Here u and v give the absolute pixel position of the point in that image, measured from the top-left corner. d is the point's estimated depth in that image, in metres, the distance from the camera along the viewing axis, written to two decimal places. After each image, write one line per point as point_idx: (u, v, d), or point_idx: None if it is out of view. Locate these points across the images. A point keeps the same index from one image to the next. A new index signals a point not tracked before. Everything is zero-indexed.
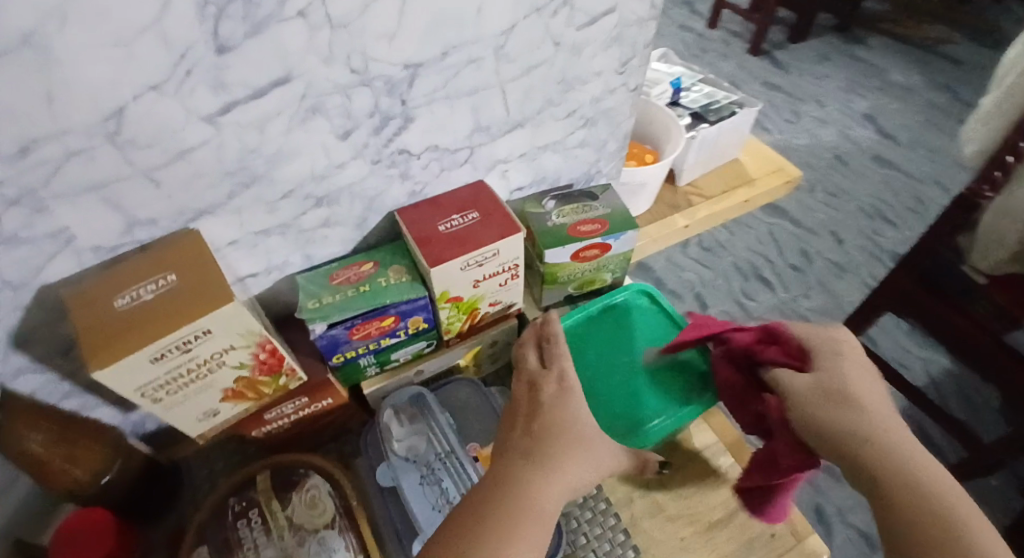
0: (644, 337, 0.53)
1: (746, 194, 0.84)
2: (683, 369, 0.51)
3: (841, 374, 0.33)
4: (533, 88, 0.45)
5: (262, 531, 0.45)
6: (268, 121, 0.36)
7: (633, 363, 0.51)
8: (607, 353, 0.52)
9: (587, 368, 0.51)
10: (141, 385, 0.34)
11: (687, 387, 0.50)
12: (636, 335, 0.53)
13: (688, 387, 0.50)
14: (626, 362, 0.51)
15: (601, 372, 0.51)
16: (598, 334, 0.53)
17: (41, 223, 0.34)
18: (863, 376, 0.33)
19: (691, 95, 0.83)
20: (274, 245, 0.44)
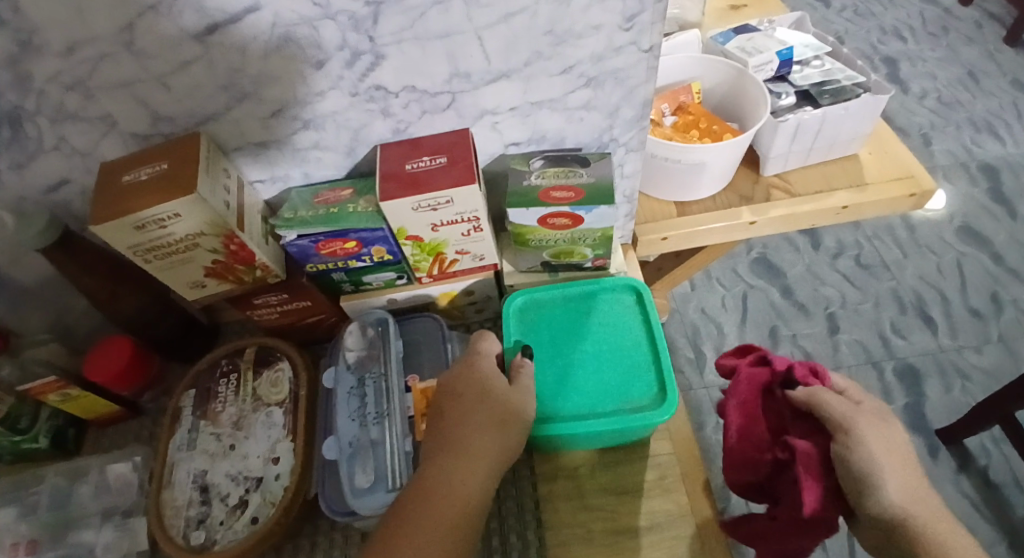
0: (606, 335, 0.55)
1: (847, 198, 0.69)
2: (625, 380, 0.52)
3: (885, 444, 0.41)
4: (515, 38, 0.43)
5: (233, 391, 0.55)
6: (248, 44, 0.41)
7: (579, 357, 0.54)
8: (561, 338, 0.55)
9: (534, 343, 0.55)
10: (131, 244, 0.44)
11: (619, 398, 0.51)
12: (598, 332, 0.55)
13: (625, 397, 0.51)
14: (574, 353, 0.54)
15: (545, 353, 0.54)
16: (561, 317, 0.56)
17: (91, 107, 0.44)
18: (892, 438, 0.42)
19: (806, 71, 0.72)
20: (274, 158, 0.51)
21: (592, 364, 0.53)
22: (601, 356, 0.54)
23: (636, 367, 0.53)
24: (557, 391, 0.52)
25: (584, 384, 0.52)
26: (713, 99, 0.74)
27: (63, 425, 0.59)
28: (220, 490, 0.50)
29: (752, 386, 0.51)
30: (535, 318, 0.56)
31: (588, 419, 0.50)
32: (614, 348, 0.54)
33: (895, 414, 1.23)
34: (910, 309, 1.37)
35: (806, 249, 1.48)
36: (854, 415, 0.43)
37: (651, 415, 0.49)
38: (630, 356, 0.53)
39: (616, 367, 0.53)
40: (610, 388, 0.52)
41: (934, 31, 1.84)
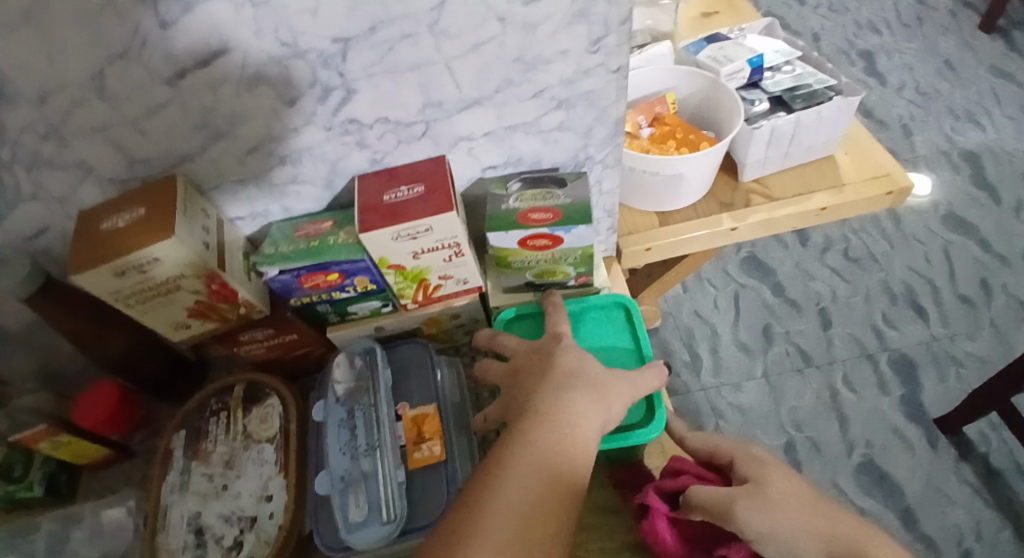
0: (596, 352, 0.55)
1: (825, 199, 0.70)
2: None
3: (768, 506, 0.41)
4: (485, 65, 0.44)
5: (224, 429, 0.54)
6: (219, 84, 0.41)
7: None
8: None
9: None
10: (113, 290, 0.44)
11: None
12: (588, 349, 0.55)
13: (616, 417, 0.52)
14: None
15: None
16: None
17: (67, 153, 0.44)
18: (773, 487, 0.42)
19: (777, 77, 0.72)
20: (252, 195, 0.51)
21: None
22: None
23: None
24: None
25: None
26: (689, 109, 0.75)
27: (55, 471, 0.59)
28: (214, 532, 0.49)
29: (660, 534, 0.46)
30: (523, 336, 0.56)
31: None
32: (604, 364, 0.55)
33: (893, 406, 1.24)
34: (900, 301, 1.38)
35: (795, 246, 1.50)
36: (732, 497, 0.42)
37: (639, 435, 0.51)
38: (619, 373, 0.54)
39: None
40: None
41: (909, 24, 1.87)
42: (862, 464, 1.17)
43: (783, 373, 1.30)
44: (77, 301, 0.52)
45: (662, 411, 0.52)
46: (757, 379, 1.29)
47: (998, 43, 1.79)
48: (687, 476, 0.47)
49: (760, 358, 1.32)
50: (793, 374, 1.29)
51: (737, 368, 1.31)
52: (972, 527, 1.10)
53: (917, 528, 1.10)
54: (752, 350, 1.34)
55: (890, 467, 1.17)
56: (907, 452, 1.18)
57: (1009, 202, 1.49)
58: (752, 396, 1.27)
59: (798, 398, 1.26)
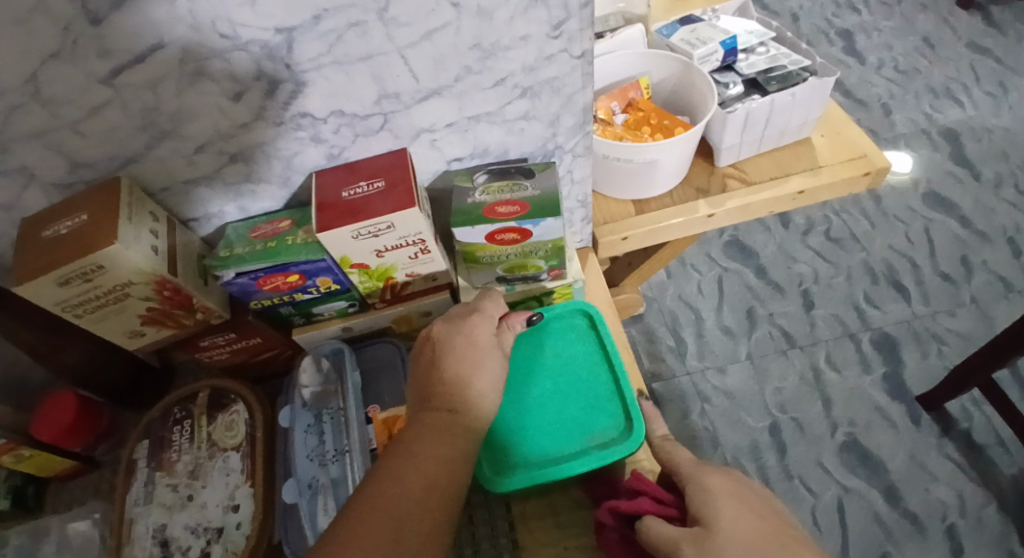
0: (563, 365, 0.54)
1: (801, 182, 0.69)
2: (589, 416, 0.51)
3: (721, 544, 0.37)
4: (441, 54, 0.41)
5: (188, 438, 0.53)
6: (159, 82, 0.39)
7: (540, 395, 0.52)
8: (517, 377, 0.53)
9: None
10: (57, 301, 0.42)
11: (585, 436, 0.50)
12: (555, 364, 0.54)
13: (589, 435, 0.50)
14: (533, 392, 0.52)
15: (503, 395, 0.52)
16: (516, 355, 0.55)
17: (7, 160, 0.42)
18: (730, 518, 0.38)
19: (751, 59, 0.71)
20: (205, 195, 0.49)
21: (552, 400, 0.52)
22: (561, 389, 0.53)
23: (597, 397, 0.52)
24: (518, 436, 0.50)
25: (546, 425, 0.51)
26: (663, 93, 0.73)
27: (20, 484, 0.56)
28: (180, 544, 0.48)
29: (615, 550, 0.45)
30: None
31: (554, 463, 0.48)
32: (573, 378, 0.53)
33: (875, 385, 1.25)
34: (882, 280, 1.38)
35: (778, 228, 1.49)
36: (677, 540, 0.38)
37: (612, 451, 0.48)
38: (591, 386, 0.53)
39: (576, 401, 0.52)
40: (575, 425, 0.50)
41: (888, 1, 1.86)
42: (845, 443, 1.18)
43: (768, 355, 1.30)
44: (36, 314, 0.50)
45: (639, 415, 0.50)
46: (742, 362, 1.30)
47: (976, 19, 1.79)
48: (644, 501, 0.44)
49: (744, 342, 1.32)
50: (777, 356, 1.30)
51: (722, 352, 1.31)
52: (954, 503, 1.11)
53: (900, 505, 1.12)
54: (736, 334, 1.34)
55: (874, 446, 1.18)
56: (891, 431, 1.19)
57: (989, 178, 1.50)
58: (737, 380, 1.27)
59: (783, 380, 1.27)
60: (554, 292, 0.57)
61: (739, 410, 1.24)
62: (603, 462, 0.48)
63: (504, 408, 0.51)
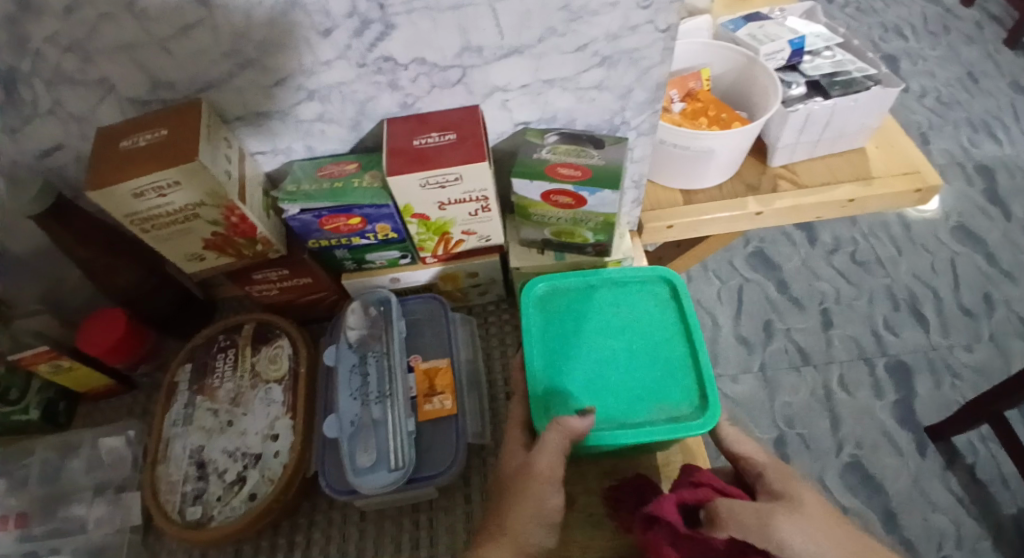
0: (640, 327, 0.54)
1: (852, 190, 0.69)
2: (661, 385, 0.50)
3: (816, 527, 0.38)
4: (530, 11, 0.42)
5: (231, 367, 0.54)
6: (252, 9, 0.39)
7: (610, 352, 0.52)
8: (595, 328, 0.53)
9: (563, 333, 0.53)
10: (128, 213, 0.43)
11: (654, 404, 0.49)
12: (631, 323, 0.54)
13: (659, 402, 0.49)
14: (607, 347, 0.52)
15: (579, 343, 0.53)
16: (593, 311, 0.54)
17: (91, 70, 0.43)
18: (819, 505, 0.41)
19: (817, 61, 0.71)
20: (276, 129, 0.50)
21: (624, 361, 0.51)
22: (639, 352, 0.52)
23: (671, 366, 0.51)
24: (586, 390, 0.50)
25: (615, 386, 0.50)
26: (722, 87, 0.73)
27: (53, 398, 0.58)
28: (217, 466, 0.49)
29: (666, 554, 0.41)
30: (559, 309, 0.55)
31: (618, 424, 0.48)
32: (646, 339, 0.53)
33: (885, 409, 1.25)
34: (902, 307, 1.38)
35: (803, 244, 1.48)
36: (770, 509, 0.39)
37: (685, 426, 0.47)
38: (665, 349, 0.52)
39: (651, 366, 0.51)
40: (645, 389, 0.50)
41: (936, 30, 1.82)
42: (849, 463, 1.19)
43: (780, 369, 1.30)
44: (93, 232, 0.51)
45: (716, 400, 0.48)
46: (754, 373, 1.30)
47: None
48: (708, 489, 0.43)
49: (758, 353, 1.32)
50: (789, 371, 1.30)
51: (734, 361, 1.32)
52: (952, 533, 1.11)
53: (897, 529, 1.12)
54: (751, 344, 1.34)
55: (876, 468, 1.18)
56: (896, 455, 1.19)
57: (1021, 218, 1.48)
58: (746, 389, 1.28)
59: (793, 394, 1.27)
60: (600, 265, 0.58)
61: (746, 419, 1.24)
62: (675, 435, 0.47)
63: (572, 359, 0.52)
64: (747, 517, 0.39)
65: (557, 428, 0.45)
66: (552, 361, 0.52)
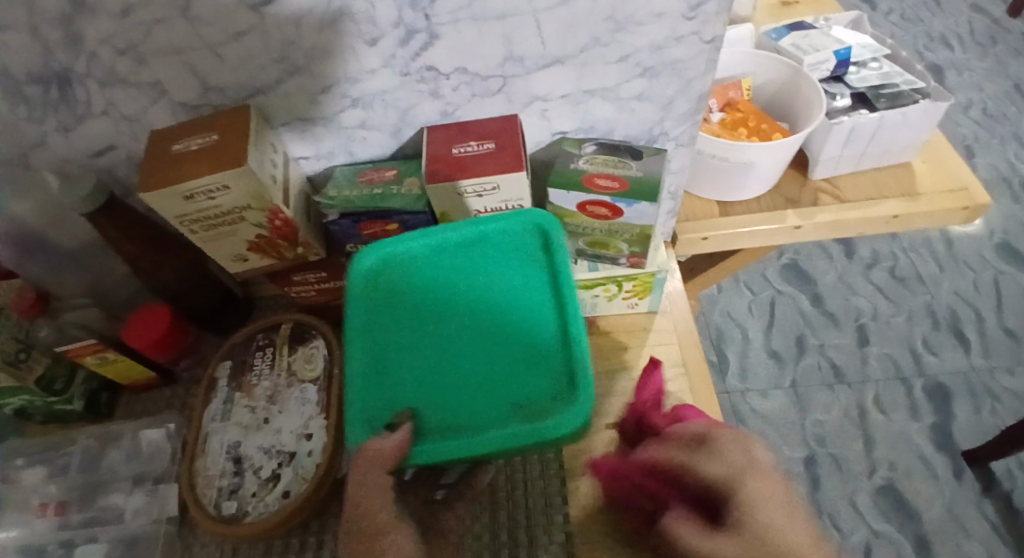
0: (467, 291, 0.48)
1: (898, 207, 0.67)
2: (508, 374, 0.44)
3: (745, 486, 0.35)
4: (574, 21, 0.42)
5: (269, 365, 0.56)
6: (302, 18, 0.40)
7: (449, 332, 0.46)
8: (434, 310, 0.47)
9: (393, 316, 0.47)
10: (178, 215, 0.44)
11: (507, 402, 0.43)
12: (460, 291, 0.48)
13: (519, 401, 0.43)
14: (434, 324, 0.47)
15: (424, 334, 0.46)
16: (435, 279, 0.48)
17: (144, 73, 0.44)
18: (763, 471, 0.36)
19: (863, 73, 0.69)
20: (320, 134, 0.51)
21: (461, 345, 0.46)
22: (476, 335, 0.46)
23: (528, 354, 0.45)
24: (417, 386, 0.44)
25: (461, 383, 0.44)
26: (764, 97, 0.72)
27: (96, 389, 0.60)
28: (252, 463, 0.51)
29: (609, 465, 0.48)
30: (387, 282, 0.48)
31: (466, 432, 0.41)
32: (493, 315, 0.47)
33: (921, 432, 1.20)
34: (942, 326, 1.32)
35: (840, 258, 1.44)
36: (712, 429, 0.39)
37: (545, 430, 0.41)
38: (521, 329, 0.46)
39: (511, 359, 0.45)
40: (497, 385, 0.43)
41: (984, 40, 1.75)
42: (882, 487, 1.15)
43: (813, 386, 1.26)
44: (142, 230, 0.53)
45: (586, 397, 0.41)
46: (784, 389, 1.26)
47: None
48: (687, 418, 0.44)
49: (789, 368, 1.29)
50: (822, 389, 1.26)
51: (764, 376, 1.28)
52: None
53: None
54: (783, 359, 1.30)
55: (911, 493, 1.14)
56: (931, 480, 1.15)
57: None
58: (777, 406, 1.25)
59: (826, 413, 1.23)
60: (635, 279, 0.56)
61: (775, 437, 1.21)
62: (536, 437, 0.41)
63: (389, 345, 0.46)
64: (720, 436, 0.38)
65: (364, 461, 0.38)
66: (387, 358, 0.46)
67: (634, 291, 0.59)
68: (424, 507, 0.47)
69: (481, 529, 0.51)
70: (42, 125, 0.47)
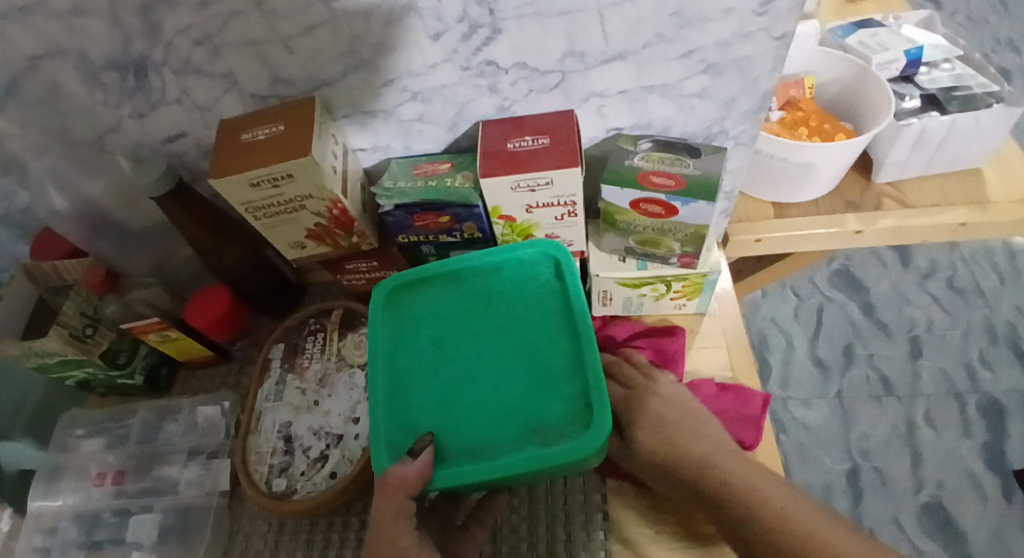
0: (489, 319, 0.50)
1: (966, 214, 0.63)
2: (528, 398, 0.46)
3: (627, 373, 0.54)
4: (639, 16, 0.41)
5: (320, 349, 0.58)
6: (370, 13, 0.41)
7: (470, 357, 0.49)
8: (446, 337, 0.50)
9: (408, 344, 0.51)
10: (243, 201, 0.46)
11: (526, 426, 0.45)
12: (477, 316, 0.51)
13: (535, 424, 0.45)
14: (455, 346, 0.50)
15: (434, 361, 0.49)
16: (452, 307, 0.52)
17: (217, 63, 0.46)
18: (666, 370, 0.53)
19: (935, 73, 0.66)
20: (378, 127, 0.52)
21: (483, 371, 0.48)
22: (496, 360, 0.48)
23: (546, 380, 0.47)
24: (441, 409, 0.47)
25: (479, 405, 0.46)
26: (827, 97, 0.69)
27: (156, 364, 0.64)
28: (302, 443, 0.52)
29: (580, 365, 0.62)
30: (408, 307, 0.52)
31: (482, 456, 0.44)
32: (512, 343, 0.49)
33: (972, 451, 1.14)
34: (1002, 342, 1.25)
35: (894, 266, 1.37)
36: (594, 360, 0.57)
37: (557, 456, 0.42)
38: (540, 354, 0.48)
39: (523, 380, 0.47)
40: (514, 410, 0.46)
41: None
42: (927, 506, 1.10)
43: (859, 399, 1.21)
44: (207, 214, 0.55)
45: (603, 416, 0.43)
46: (828, 399, 1.22)
47: None
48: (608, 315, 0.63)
49: (835, 379, 1.24)
50: (869, 401, 1.21)
51: (808, 384, 1.24)
52: None
53: None
54: (828, 369, 1.26)
55: (957, 515, 1.09)
56: (980, 502, 1.09)
57: None
58: (820, 416, 1.20)
59: (871, 426, 1.18)
60: (685, 279, 0.56)
61: (816, 448, 1.17)
62: (548, 461, 0.42)
63: (412, 366, 0.49)
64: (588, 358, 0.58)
65: (387, 488, 0.41)
66: (401, 387, 0.49)
67: (683, 291, 0.58)
68: (444, 533, 0.49)
69: (518, 522, 0.52)
70: (119, 110, 0.50)
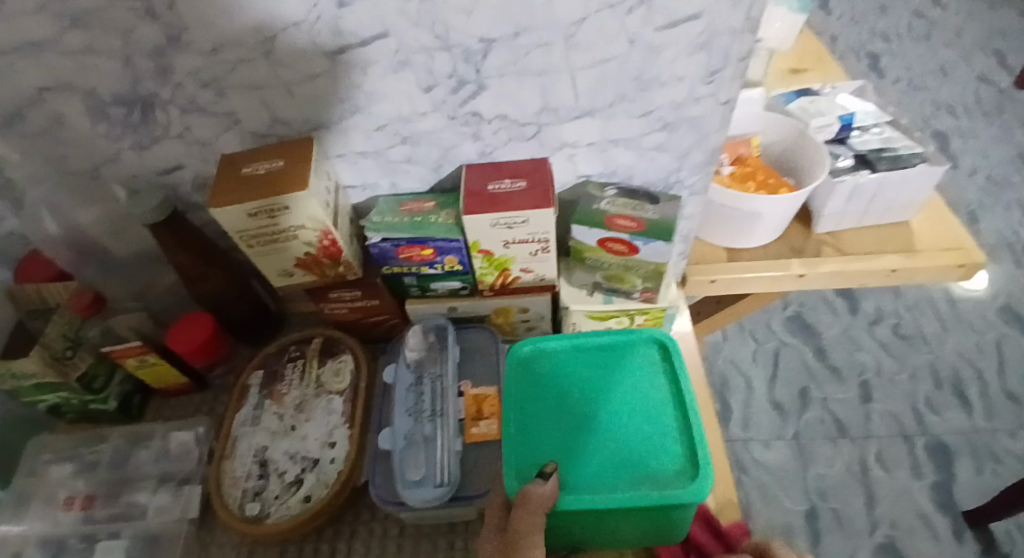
0: (603, 387, 0.52)
1: (896, 261, 0.71)
2: (644, 457, 0.47)
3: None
4: (605, 79, 0.47)
5: (299, 375, 0.60)
6: (368, 66, 0.46)
7: (585, 415, 0.50)
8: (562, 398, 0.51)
9: (527, 400, 0.52)
10: (240, 230, 0.49)
11: (641, 481, 0.45)
12: (594, 384, 0.52)
13: (649, 479, 0.45)
14: (570, 403, 0.51)
15: (548, 416, 0.50)
16: (565, 369, 0.53)
17: (221, 103, 0.50)
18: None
19: (865, 136, 0.75)
20: (367, 166, 0.56)
21: (602, 431, 0.49)
22: (612, 424, 0.49)
23: (658, 440, 0.48)
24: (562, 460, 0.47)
25: (595, 458, 0.47)
26: (771, 154, 0.77)
27: (130, 391, 0.64)
28: (278, 466, 0.54)
29: None
30: (531, 369, 0.53)
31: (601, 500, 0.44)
32: (628, 407, 0.50)
33: (923, 490, 1.20)
34: (945, 385, 1.34)
35: (844, 313, 1.47)
36: None
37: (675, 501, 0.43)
38: (651, 417, 0.49)
39: (636, 440, 0.48)
40: (630, 465, 0.46)
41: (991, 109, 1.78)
42: (883, 545, 1.14)
43: (815, 440, 1.27)
44: (197, 243, 0.57)
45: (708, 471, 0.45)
46: (787, 440, 1.27)
47: None
48: None
49: (792, 420, 1.30)
50: (825, 442, 1.27)
51: (767, 426, 1.30)
52: None
53: None
54: (786, 411, 1.32)
55: (911, 553, 1.13)
56: (932, 541, 1.14)
57: None
58: (779, 457, 1.25)
59: (828, 466, 1.23)
60: (647, 313, 0.59)
61: (776, 488, 1.21)
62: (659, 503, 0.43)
63: (532, 415, 0.50)
64: None
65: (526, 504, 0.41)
66: (523, 433, 0.49)
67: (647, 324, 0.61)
68: None
69: None
70: (120, 142, 0.53)
